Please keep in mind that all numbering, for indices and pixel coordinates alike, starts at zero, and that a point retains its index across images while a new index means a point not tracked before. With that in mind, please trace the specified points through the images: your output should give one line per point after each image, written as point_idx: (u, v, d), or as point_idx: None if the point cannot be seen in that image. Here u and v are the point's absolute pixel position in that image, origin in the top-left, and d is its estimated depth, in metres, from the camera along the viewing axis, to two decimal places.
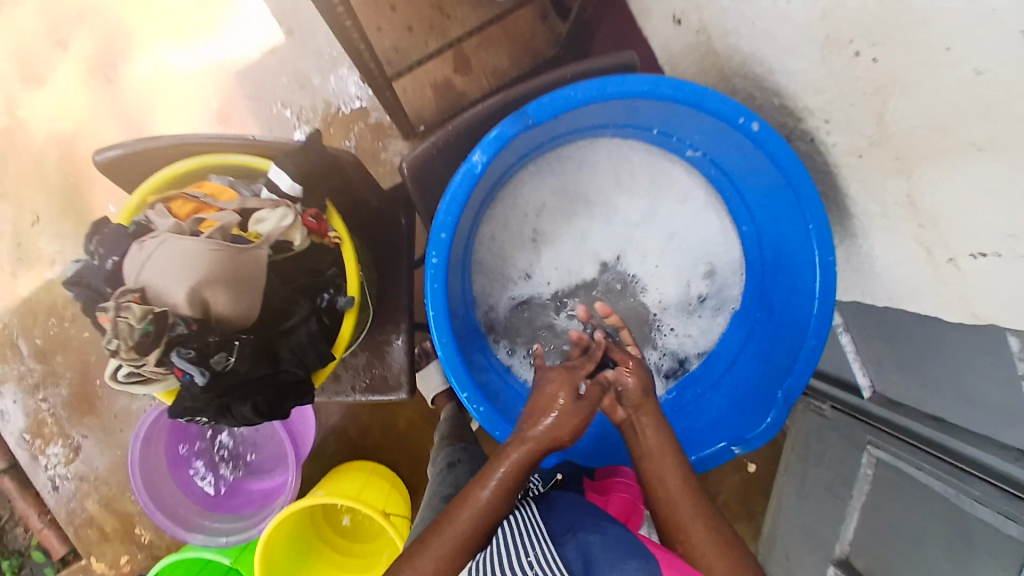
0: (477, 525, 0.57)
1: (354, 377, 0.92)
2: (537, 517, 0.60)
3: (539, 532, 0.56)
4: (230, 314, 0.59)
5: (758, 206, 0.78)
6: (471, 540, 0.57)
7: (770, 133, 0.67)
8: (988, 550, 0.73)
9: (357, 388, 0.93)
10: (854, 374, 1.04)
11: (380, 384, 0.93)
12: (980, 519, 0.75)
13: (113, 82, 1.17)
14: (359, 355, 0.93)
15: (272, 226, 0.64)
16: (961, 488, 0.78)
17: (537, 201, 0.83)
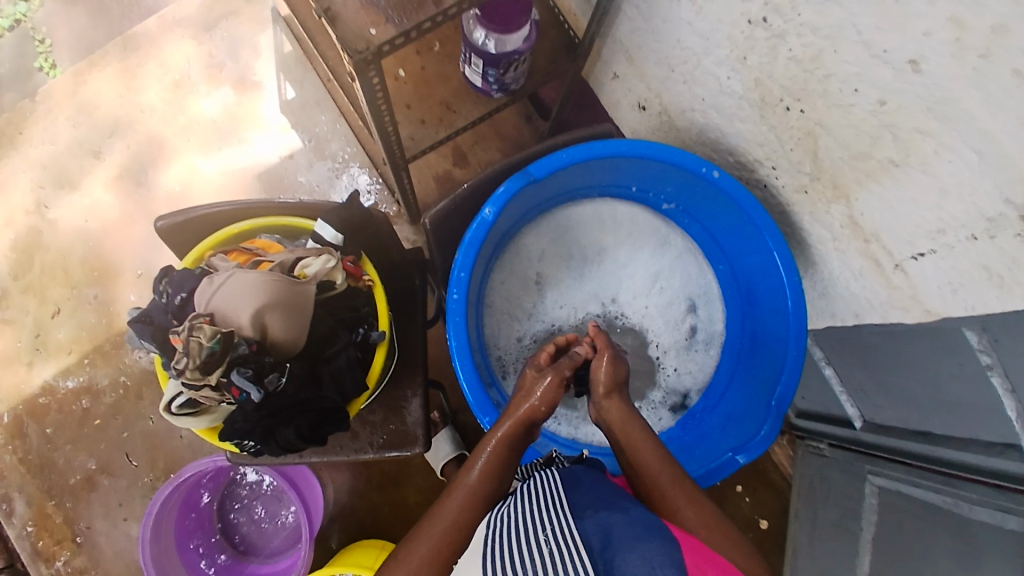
0: (468, 504, 0.62)
1: (372, 432, 0.90)
2: (559, 489, 0.63)
3: (559, 505, 0.59)
4: (284, 338, 0.67)
5: (730, 246, 0.89)
6: (464, 521, 0.60)
7: (729, 178, 0.79)
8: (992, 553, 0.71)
9: (373, 444, 0.90)
10: (844, 407, 1.04)
11: (398, 439, 0.90)
12: (979, 521, 0.75)
13: (141, 184, 1.29)
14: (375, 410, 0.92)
15: (318, 267, 0.73)
16: (959, 495, 0.79)
17: (538, 256, 0.94)
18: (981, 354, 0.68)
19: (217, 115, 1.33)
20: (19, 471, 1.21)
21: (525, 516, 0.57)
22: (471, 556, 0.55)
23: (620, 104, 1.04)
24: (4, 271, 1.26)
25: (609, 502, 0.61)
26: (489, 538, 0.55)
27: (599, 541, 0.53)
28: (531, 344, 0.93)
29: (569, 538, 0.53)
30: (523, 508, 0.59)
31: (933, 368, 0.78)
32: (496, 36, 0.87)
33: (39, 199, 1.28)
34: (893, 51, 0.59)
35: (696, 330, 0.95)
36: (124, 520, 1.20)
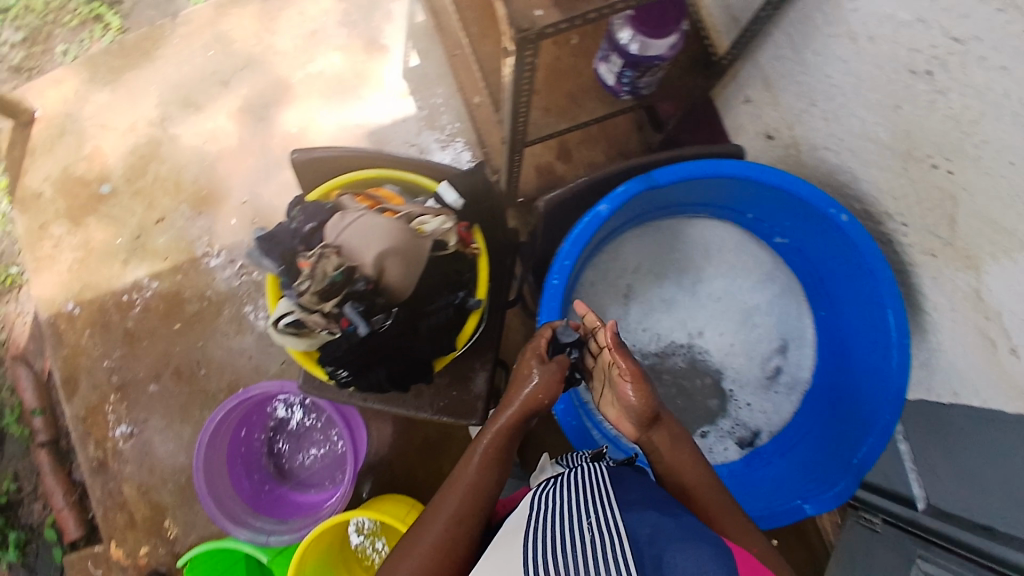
0: (469, 496, 0.65)
1: (435, 395, 0.91)
2: (608, 484, 0.64)
3: (608, 497, 0.60)
4: (398, 284, 0.69)
5: (838, 293, 0.88)
6: (465, 513, 0.64)
7: (855, 226, 0.79)
8: None
9: (434, 407, 0.91)
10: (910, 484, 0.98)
11: (456, 408, 0.92)
12: None
13: (261, 118, 1.36)
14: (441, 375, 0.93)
15: (435, 226, 0.75)
16: None
17: (637, 262, 0.95)
18: None
19: (341, 68, 1.37)
20: (95, 359, 1.28)
21: (571, 507, 0.59)
22: (513, 541, 0.58)
23: (744, 130, 1.04)
24: (120, 174, 1.34)
25: (663, 508, 0.61)
26: (534, 523, 0.58)
27: (646, 537, 0.54)
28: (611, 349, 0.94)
29: (613, 533, 0.54)
30: (570, 497, 0.61)
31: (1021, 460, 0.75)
32: (641, 39, 0.85)
33: (163, 114, 1.36)
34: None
35: (779, 370, 0.94)
36: (180, 424, 1.26)
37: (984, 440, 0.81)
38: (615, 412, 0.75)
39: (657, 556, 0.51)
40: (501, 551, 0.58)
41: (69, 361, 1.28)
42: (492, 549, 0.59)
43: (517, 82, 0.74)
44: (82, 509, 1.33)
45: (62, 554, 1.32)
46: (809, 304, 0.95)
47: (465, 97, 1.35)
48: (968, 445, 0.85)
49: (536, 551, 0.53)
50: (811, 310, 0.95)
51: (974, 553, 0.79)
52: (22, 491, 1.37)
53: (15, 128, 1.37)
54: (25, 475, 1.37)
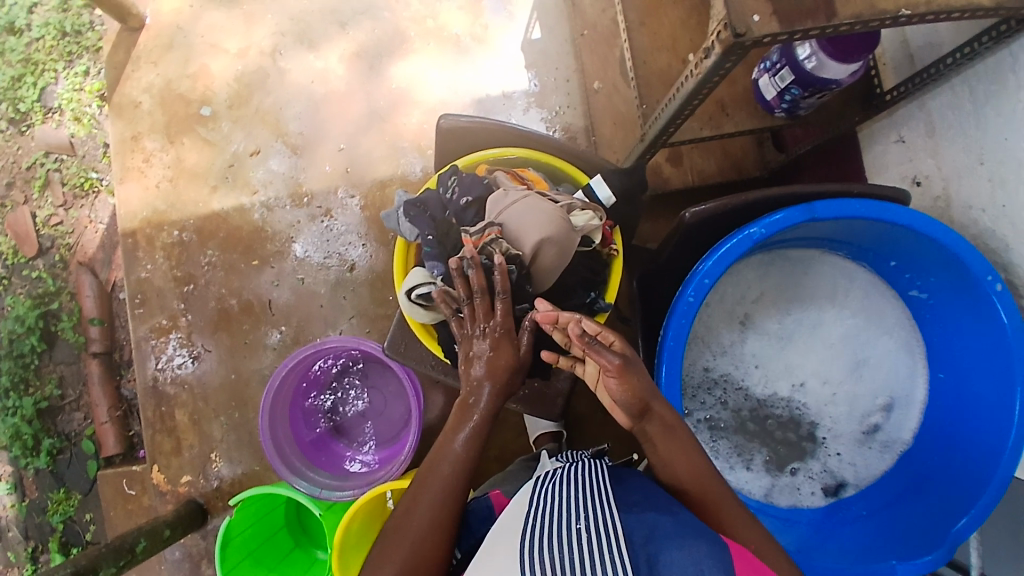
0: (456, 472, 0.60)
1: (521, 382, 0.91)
2: (606, 484, 0.63)
3: (606, 498, 0.59)
4: (548, 276, 0.67)
5: (961, 361, 0.85)
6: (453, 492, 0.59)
7: (1007, 298, 0.75)
8: None
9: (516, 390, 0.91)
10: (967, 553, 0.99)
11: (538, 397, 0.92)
12: None
13: (372, 67, 1.33)
14: None
15: (583, 222, 0.72)
16: None
17: (757, 289, 0.92)
18: None
19: (461, 30, 1.34)
20: (166, 278, 1.26)
21: (570, 501, 0.58)
22: (510, 533, 0.56)
23: (887, 169, 0.99)
24: (222, 98, 1.32)
25: (660, 506, 0.60)
26: (533, 514, 0.57)
27: (641, 536, 0.54)
28: (714, 377, 0.92)
29: (608, 532, 0.53)
30: (566, 493, 0.59)
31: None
32: (819, 57, 0.82)
33: (276, 45, 1.33)
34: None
35: (879, 426, 0.92)
36: (238, 357, 1.25)
37: None
38: (608, 399, 0.70)
39: (652, 556, 0.51)
40: (493, 548, 0.56)
41: (139, 276, 1.27)
42: (485, 540, 0.58)
43: (700, 83, 0.72)
44: (124, 425, 1.32)
45: (98, 467, 1.32)
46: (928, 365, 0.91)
47: (584, 82, 1.31)
48: None
49: (533, 545, 0.52)
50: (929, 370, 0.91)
51: None
52: (67, 398, 1.36)
53: (123, 32, 1.35)
54: (72, 382, 1.36)
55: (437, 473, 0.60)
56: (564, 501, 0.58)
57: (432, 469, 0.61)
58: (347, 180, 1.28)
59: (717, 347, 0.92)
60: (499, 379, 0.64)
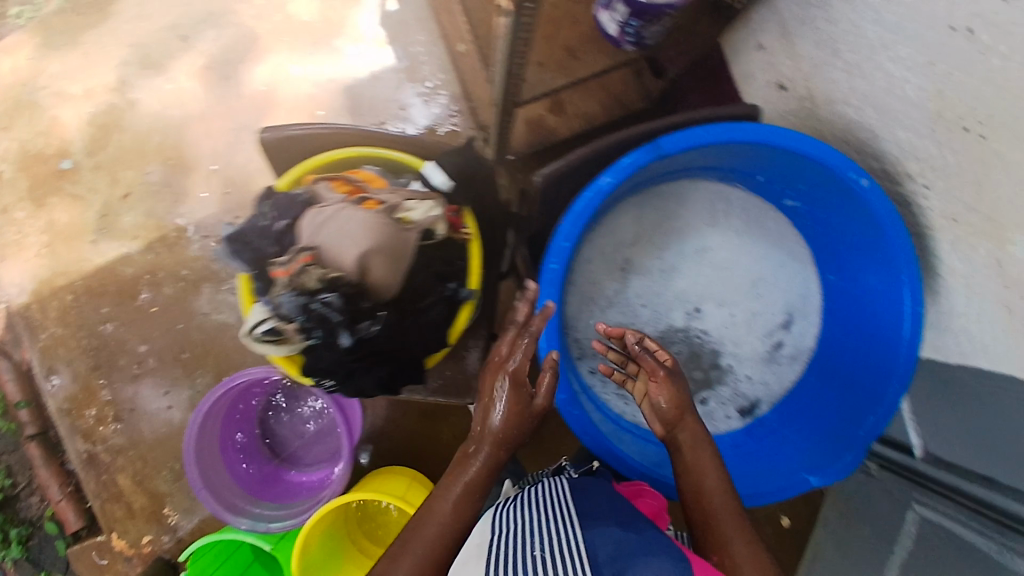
0: (464, 497, 0.67)
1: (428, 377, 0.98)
2: (568, 503, 0.63)
3: (568, 517, 0.59)
4: (383, 285, 0.63)
5: (846, 260, 0.85)
6: (458, 513, 0.66)
7: (876, 190, 0.73)
8: None
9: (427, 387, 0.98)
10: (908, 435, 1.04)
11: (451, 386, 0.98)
12: None
13: (227, 78, 1.25)
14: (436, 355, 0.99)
15: (422, 214, 0.68)
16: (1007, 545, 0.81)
17: (632, 230, 0.92)
18: None
19: (311, 17, 1.26)
20: (75, 346, 1.22)
21: (532, 529, 0.56)
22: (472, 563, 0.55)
23: (753, 77, 0.96)
24: (80, 147, 1.25)
25: (625, 523, 0.60)
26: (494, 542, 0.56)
27: (607, 555, 0.52)
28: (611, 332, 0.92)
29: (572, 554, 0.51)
30: (526, 522, 0.58)
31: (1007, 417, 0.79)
32: None
33: (121, 78, 1.25)
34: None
35: (780, 339, 0.92)
36: (168, 408, 1.22)
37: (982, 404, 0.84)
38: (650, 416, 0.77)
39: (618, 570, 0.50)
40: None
41: (43, 351, 1.22)
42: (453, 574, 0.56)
43: (512, 42, 0.68)
44: (78, 499, 1.31)
45: (67, 546, 1.31)
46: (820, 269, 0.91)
47: (449, 45, 1.25)
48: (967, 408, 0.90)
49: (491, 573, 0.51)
50: (821, 274, 0.91)
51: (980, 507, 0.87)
52: (15, 486, 1.34)
53: None
54: (16, 468, 1.34)
55: (430, 525, 0.64)
56: (522, 526, 0.57)
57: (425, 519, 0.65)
58: (230, 202, 1.23)
59: (603, 300, 0.92)
60: (516, 420, 0.70)
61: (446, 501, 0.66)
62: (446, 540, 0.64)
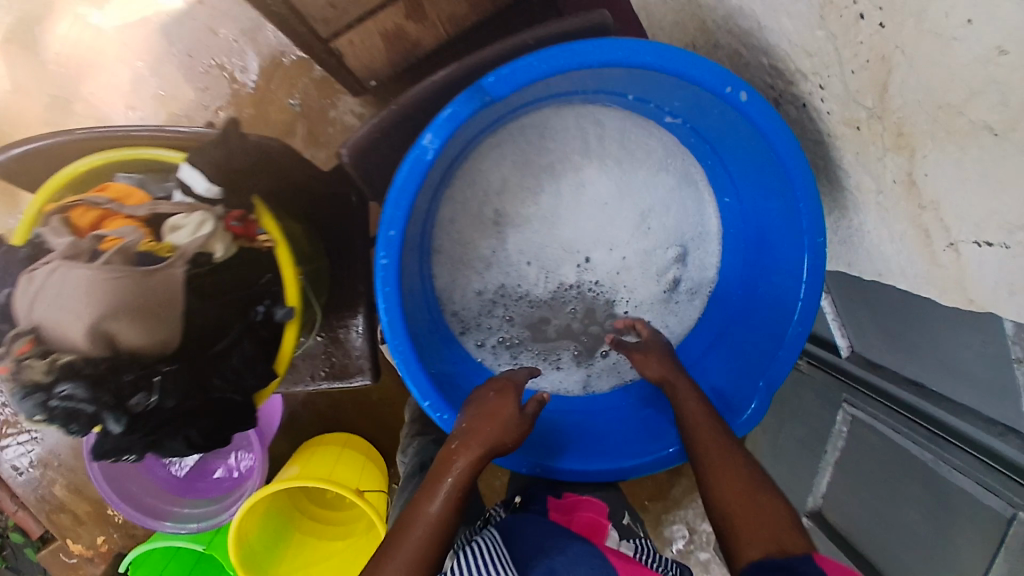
0: (431, 540, 0.58)
1: (312, 366, 0.90)
2: (500, 542, 0.61)
3: (505, 561, 0.57)
4: (143, 347, 0.53)
5: (740, 179, 0.76)
6: (425, 558, 0.57)
7: (758, 101, 0.63)
8: (965, 522, 0.80)
9: (315, 376, 0.91)
10: (834, 335, 1.04)
11: (340, 371, 0.92)
12: (956, 485, 0.80)
13: (12, 37, 1.01)
14: (318, 343, 0.91)
15: (188, 235, 0.57)
16: (939, 455, 0.83)
17: (498, 176, 0.79)
18: (1014, 345, 0.66)
19: None
20: None
21: None
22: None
23: None
24: None
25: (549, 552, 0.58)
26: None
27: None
28: (492, 293, 0.83)
29: None
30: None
31: (955, 340, 0.76)
32: None
33: None
34: None
35: (680, 274, 0.84)
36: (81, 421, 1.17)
37: (905, 319, 0.84)
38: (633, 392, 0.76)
39: None
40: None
41: None
42: None
43: None
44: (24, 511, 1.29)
45: (36, 551, 1.25)
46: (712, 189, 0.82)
47: None
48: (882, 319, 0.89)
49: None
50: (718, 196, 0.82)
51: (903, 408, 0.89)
52: None
53: None
54: None
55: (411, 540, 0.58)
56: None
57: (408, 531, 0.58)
58: None
59: (476, 261, 0.81)
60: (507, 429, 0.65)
61: (431, 510, 0.59)
62: (428, 559, 0.58)
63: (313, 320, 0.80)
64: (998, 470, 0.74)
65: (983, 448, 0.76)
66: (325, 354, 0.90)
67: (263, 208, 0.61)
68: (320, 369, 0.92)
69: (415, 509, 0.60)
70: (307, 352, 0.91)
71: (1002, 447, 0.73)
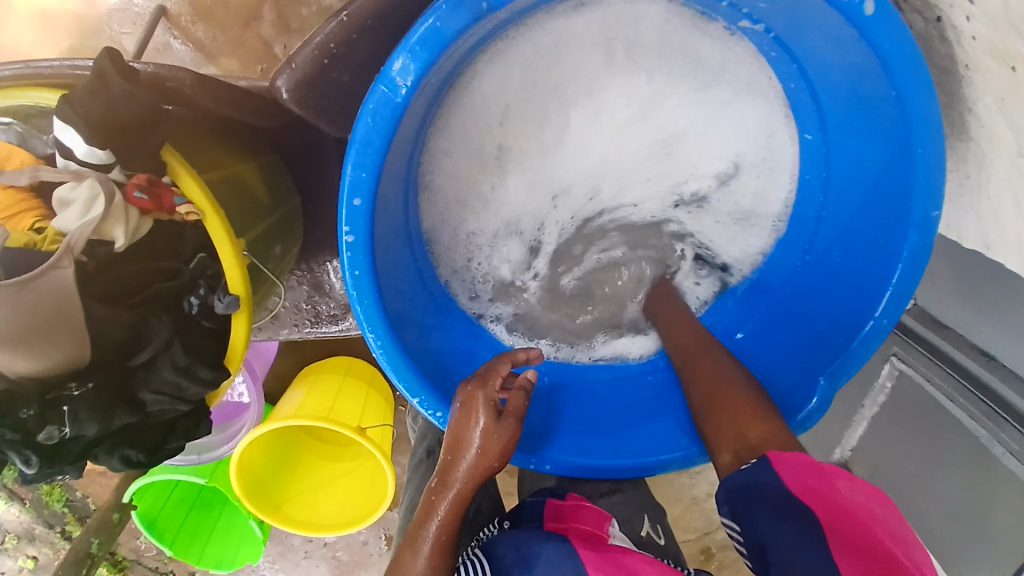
0: None
1: (294, 317, 0.81)
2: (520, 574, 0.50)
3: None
4: (40, 371, 0.42)
5: (833, 114, 0.57)
6: None
7: (886, 11, 0.43)
8: (1007, 506, 0.71)
9: (299, 326, 0.82)
10: None
11: (324, 319, 0.82)
12: (1008, 469, 0.70)
13: None
14: (298, 290, 0.80)
15: (71, 218, 0.43)
16: (994, 432, 0.71)
17: (496, 102, 0.60)
18: None
19: None
20: None
21: None
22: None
23: None
24: None
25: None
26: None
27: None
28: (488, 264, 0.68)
29: None
30: None
31: None
32: None
33: None
34: None
35: (734, 212, 0.67)
36: None
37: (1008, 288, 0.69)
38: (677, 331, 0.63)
39: None
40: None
41: None
42: None
43: None
44: None
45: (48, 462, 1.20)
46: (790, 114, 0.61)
47: None
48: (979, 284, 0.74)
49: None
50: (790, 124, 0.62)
51: (960, 374, 0.76)
52: None
53: None
54: None
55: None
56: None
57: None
58: None
59: (474, 209, 0.65)
60: (491, 459, 0.54)
61: (417, 564, 0.51)
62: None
63: (273, 292, 0.68)
64: None
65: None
66: (307, 302, 0.80)
67: (174, 154, 0.46)
68: (305, 318, 0.82)
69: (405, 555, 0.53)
70: (285, 301, 0.81)
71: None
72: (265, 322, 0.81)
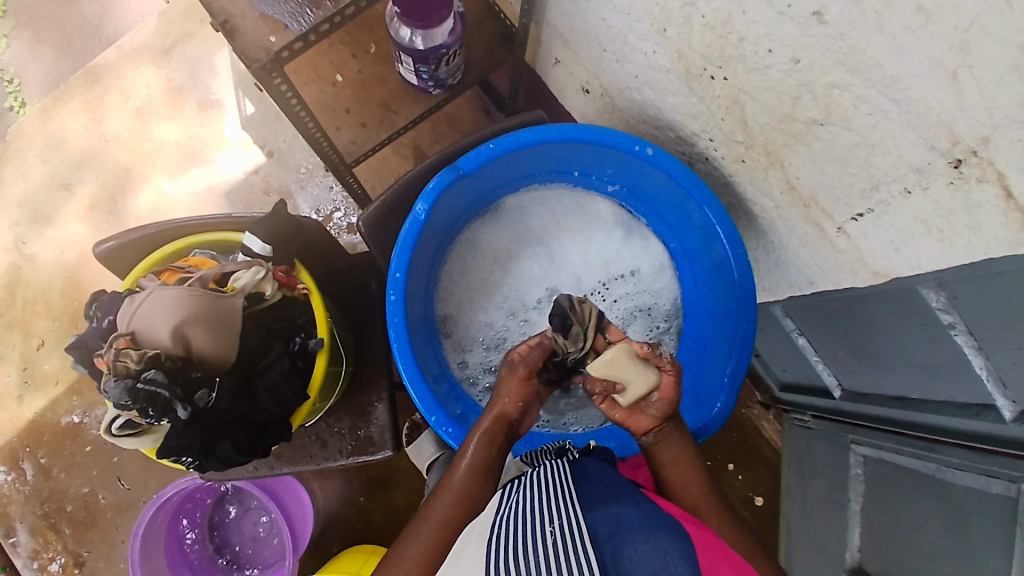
0: (457, 509, 0.67)
1: (340, 440, 0.93)
2: (570, 487, 0.62)
3: (569, 496, 0.59)
4: (210, 352, 0.67)
5: (674, 223, 0.94)
6: (450, 525, 0.66)
7: (663, 154, 0.83)
8: (977, 518, 0.79)
9: (343, 451, 0.94)
10: (821, 376, 1.13)
11: (364, 445, 0.94)
12: (963, 486, 0.82)
13: (117, 213, 1.34)
14: (343, 419, 0.95)
15: (247, 280, 0.74)
16: (940, 462, 0.86)
17: (483, 248, 0.99)
18: (942, 313, 0.72)
19: (177, 137, 1.36)
20: (17, 502, 1.23)
21: (537, 510, 0.57)
22: (474, 544, 0.57)
23: (565, 88, 1.11)
24: None
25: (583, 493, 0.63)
26: (494, 531, 0.56)
27: (606, 532, 0.53)
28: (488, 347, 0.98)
29: (577, 535, 0.52)
30: (527, 501, 0.60)
31: (906, 338, 0.84)
32: (433, 76, 0.96)
33: (17, 236, 1.33)
34: (820, 11, 0.56)
35: (646, 304, 1.00)
36: (121, 542, 1.22)
37: (863, 333, 0.92)
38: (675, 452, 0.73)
39: (616, 548, 0.50)
40: (460, 566, 0.55)
41: None
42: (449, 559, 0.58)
43: (285, 99, 0.85)
44: None
45: None
46: (658, 240, 1.00)
47: None
48: (841, 337, 0.98)
49: (493, 559, 0.52)
50: (665, 246, 1.00)
51: (903, 426, 0.94)
52: None
53: None
54: None
55: (440, 507, 0.67)
56: (521, 516, 0.57)
57: (427, 517, 0.67)
58: None
59: (478, 313, 0.98)
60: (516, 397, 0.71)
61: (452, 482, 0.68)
62: (457, 523, 0.67)
63: (332, 395, 0.89)
64: (990, 456, 0.78)
65: (972, 435, 0.81)
66: (351, 428, 0.94)
67: (300, 266, 0.81)
68: (348, 444, 0.95)
69: (440, 489, 0.69)
70: (333, 428, 0.95)
71: (982, 425, 0.78)
72: (314, 448, 0.94)
